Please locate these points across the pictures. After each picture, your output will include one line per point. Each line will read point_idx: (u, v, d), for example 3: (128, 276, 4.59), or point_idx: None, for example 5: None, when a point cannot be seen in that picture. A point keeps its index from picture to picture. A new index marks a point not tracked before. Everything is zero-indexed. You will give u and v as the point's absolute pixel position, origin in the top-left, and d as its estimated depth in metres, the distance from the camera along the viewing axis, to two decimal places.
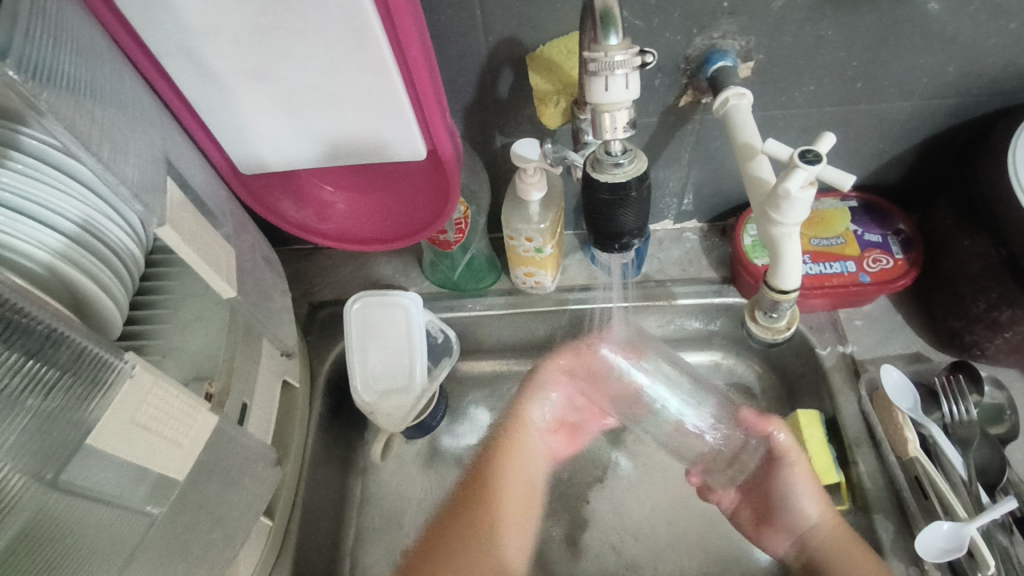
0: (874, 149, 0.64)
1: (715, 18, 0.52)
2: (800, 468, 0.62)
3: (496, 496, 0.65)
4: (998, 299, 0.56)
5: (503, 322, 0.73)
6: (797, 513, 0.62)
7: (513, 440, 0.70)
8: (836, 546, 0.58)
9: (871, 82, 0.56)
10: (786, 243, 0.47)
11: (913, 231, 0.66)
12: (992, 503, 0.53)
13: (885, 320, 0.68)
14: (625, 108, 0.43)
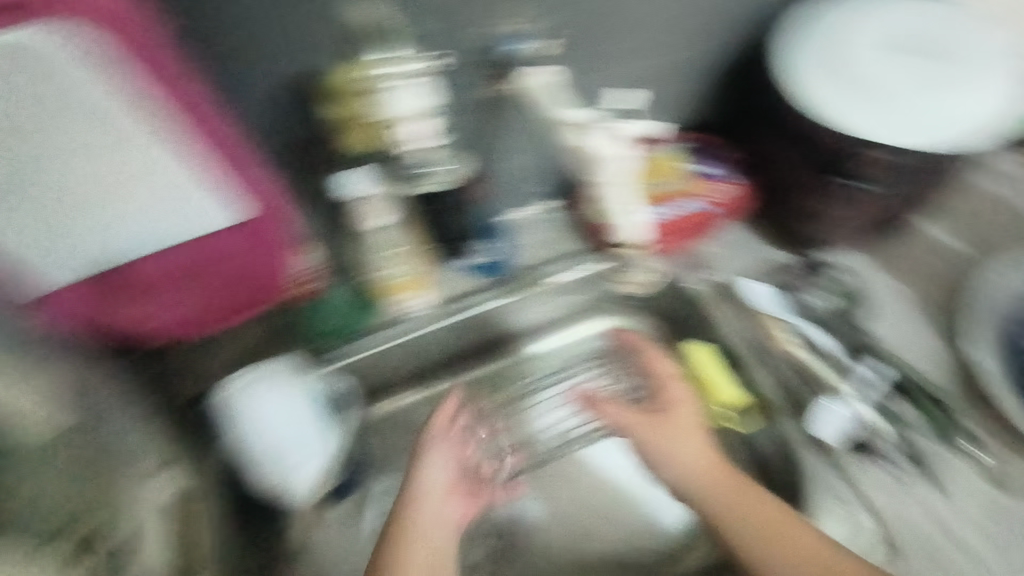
0: (684, 92, 0.68)
1: (505, 3, 0.52)
2: (685, 415, 0.60)
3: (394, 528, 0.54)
4: (810, 191, 0.62)
5: (396, 355, 0.68)
6: (673, 457, 0.57)
7: (397, 521, 0.54)
8: (714, 482, 0.54)
9: (661, 31, 0.60)
10: (609, 196, 0.64)
11: (742, 154, 0.69)
12: (856, 372, 0.61)
13: (737, 242, 0.73)
14: (428, 111, 0.53)
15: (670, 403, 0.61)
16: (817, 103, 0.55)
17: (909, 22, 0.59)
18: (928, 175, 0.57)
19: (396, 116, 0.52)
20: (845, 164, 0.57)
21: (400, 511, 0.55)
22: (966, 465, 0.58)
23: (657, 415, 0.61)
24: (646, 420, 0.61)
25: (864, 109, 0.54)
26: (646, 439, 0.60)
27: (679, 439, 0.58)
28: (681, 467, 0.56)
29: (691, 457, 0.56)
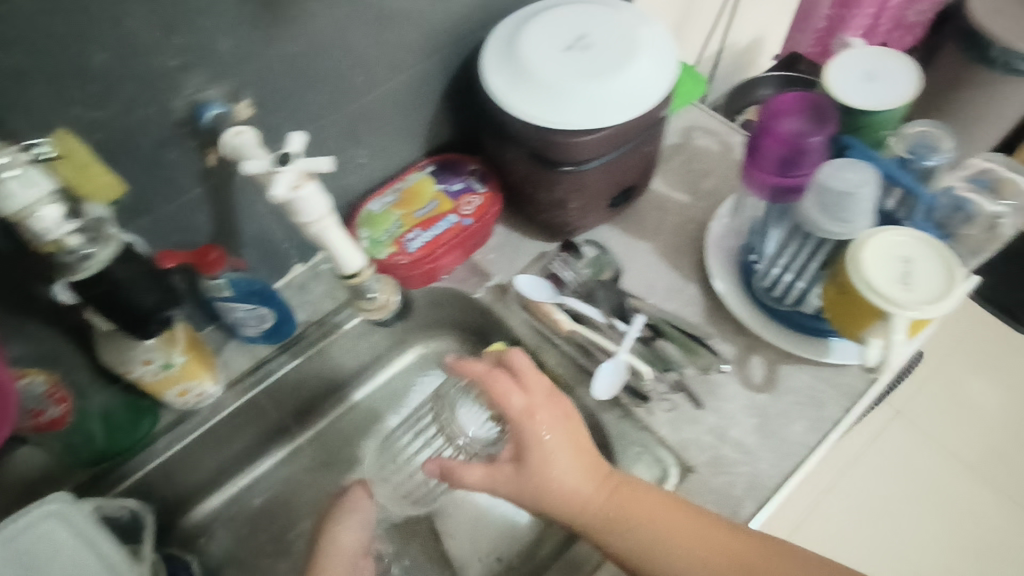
0: (412, 119, 0.72)
1: (176, 78, 0.50)
2: (553, 442, 0.52)
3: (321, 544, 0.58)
4: (551, 187, 0.67)
5: (205, 442, 0.68)
6: (558, 497, 0.52)
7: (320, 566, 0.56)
8: (611, 496, 0.52)
9: (365, 70, 0.63)
10: (326, 234, 0.54)
11: (483, 166, 0.75)
12: (629, 328, 0.64)
13: (508, 243, 0.76)
14: (47, 199, 0.44)
15: (536, 451, 0.52)
16: (514, 105, 0.61)
17: (569, 17, 0.63)
18: (624, 142, 0.64)
19: (22, 209, 0.44)
20: (559, 154, 0.63)
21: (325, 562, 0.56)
22: (732, 380, 0.64)
23: (529, 458, 0.52)
24: (523, 472, 0.52)
25: (569, 112, 0.60)
26: (523, 493, 0.52)
27: (561, 475, 0.52)
28: (565, 490, 0.52)
29: (581, 482, 0.52)
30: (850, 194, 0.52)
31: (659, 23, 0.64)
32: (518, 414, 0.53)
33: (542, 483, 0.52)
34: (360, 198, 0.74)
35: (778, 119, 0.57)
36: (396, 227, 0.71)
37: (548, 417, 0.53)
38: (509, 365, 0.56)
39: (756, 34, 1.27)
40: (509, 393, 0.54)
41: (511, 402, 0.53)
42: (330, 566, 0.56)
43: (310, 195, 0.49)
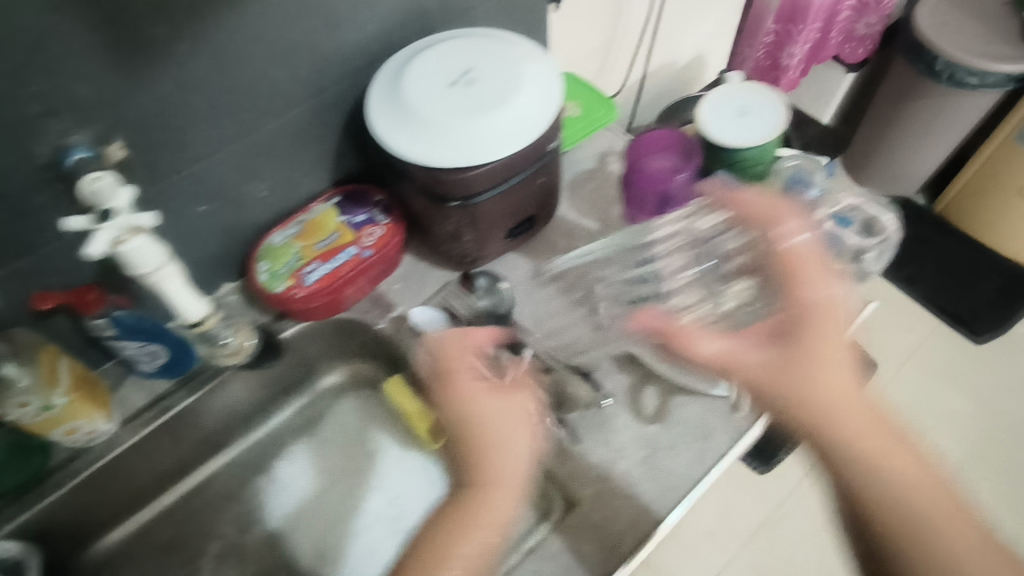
0: (313, 152, 0.71)
1: (38, 124, 0.50)
2: (829, 325, 0.48)
3: (483, 447, 0.53)
4: (443, 219, 0.66)
5: (101, 479, 0.68)
6: (813, 392, 0.47)
7: (488, 491, 0.51)
8: (832, 405, 0.47)
9: (253, 109, 0.61)
10: (164, 283, 0.57)
11: (387, 197, 0.75)
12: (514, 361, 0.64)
13: (414, 273, 0.77)
14: None
15: (812, 340, 0.48)
16: (395, 143, 0.61)
17: (457, 50, 0.63)
18: (513, 177, 0.64)
19: None
20: (446, 191, 0.62)
21: (479, 428, 0.54)
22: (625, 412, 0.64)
23: (819, 327, 0.48)
24: (791, 356, 0.48)
25: (448, 149, 0.59)
26: (782, 380, 0.48)
27: (829, 364, 0.47)
28: (835, 394, 0.47)
29: (851, 386, 0.47)
30: (706, 243, 0.57)
31: (550, 56, 0.64)
32: (807, 270, 0.50)
33: (762, 393, 0.48)
34: (263, 231, 0.74)
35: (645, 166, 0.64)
36: (296, 259, 0.71)
37: (833, 295, 0.48)
38: (766, 219, 0.53)
39: (697, 50, 1.27)
40: (782, 224, 0.52)
41: (807, 277, 0.49)
42: (495, 453, 0.53)
43: (139, 246, 0.54)
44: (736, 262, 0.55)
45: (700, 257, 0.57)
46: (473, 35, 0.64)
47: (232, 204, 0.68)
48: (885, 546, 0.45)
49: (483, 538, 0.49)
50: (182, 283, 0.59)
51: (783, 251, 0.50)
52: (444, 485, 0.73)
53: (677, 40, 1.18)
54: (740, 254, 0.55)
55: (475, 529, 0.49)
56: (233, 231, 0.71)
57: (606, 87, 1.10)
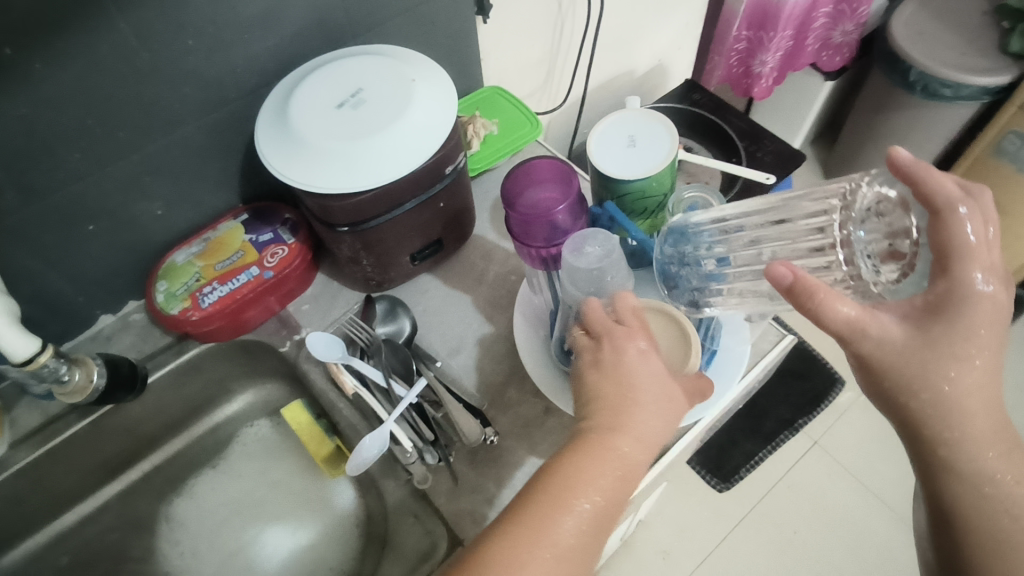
0: (215, 170, 0.70)
1: None
2: (984, 317, 0.43)
3: (628, 383, 0.47)
4: (337, 243, 0.64)
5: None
6: (936, 381, 0.45)
7: (604, 441, 0.45)
8: (966, 412, 0.45)
9: (131, 127, 0.60)
10: None
11: (296, 215, 0.73)
12: (407, 393, 0.60)
13: (325, 294, 0.74)
14: None
15: (982, 327, 0.43)
16: (276, 166, 0.58)
17: (350, 72, 0.61)
18: (407, 202, 0.62)
19: None
20: (334, 215, 0.60)
21: (624, 392, 0.47)
22: (520, 447, 0.61)
23: (993, 320, 0.43)
24: (922, 333, 0.44)
25: (328, 172, 0.57)
26: (902, 366, 0.45)
27: (963, 355, 0.44)
28: (956, 385, 0.45)
29: (970, 385, 0.45)
30: (593, 270, 0.53)
31: (445, 78, 0.62)
32: (985, 260, 0.44)
33: (922, 388, 0.45)
34: (166, 249, 0.72)
35: (524, 199, 0.58)
36: (195, 279, 0.69)
37: (994, 274, 0.44)
38: (928, 198, 0.46)
39: (657, 60, 1.23)
40: (950, 197, 0.45)
41: (978, 271, 0.44)
42: (637, 417, 0.46)
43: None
44: (873, 251, 0.44)
45: (824, 227, 0.46)
46: (368, 56, 0.63)
47: (125, 223, 0.66)
48: (957, 525, 0.48)
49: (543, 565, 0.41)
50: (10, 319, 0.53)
51: (945, 247, 0.44)
52: (348, 514, 0.71)
53: (632, 50, 1.15)
54: (912, 235, 0.44)
55: (571, 504, 0.43)
56: (131, 250, 0.69)
57: (553, 98, 1.07)
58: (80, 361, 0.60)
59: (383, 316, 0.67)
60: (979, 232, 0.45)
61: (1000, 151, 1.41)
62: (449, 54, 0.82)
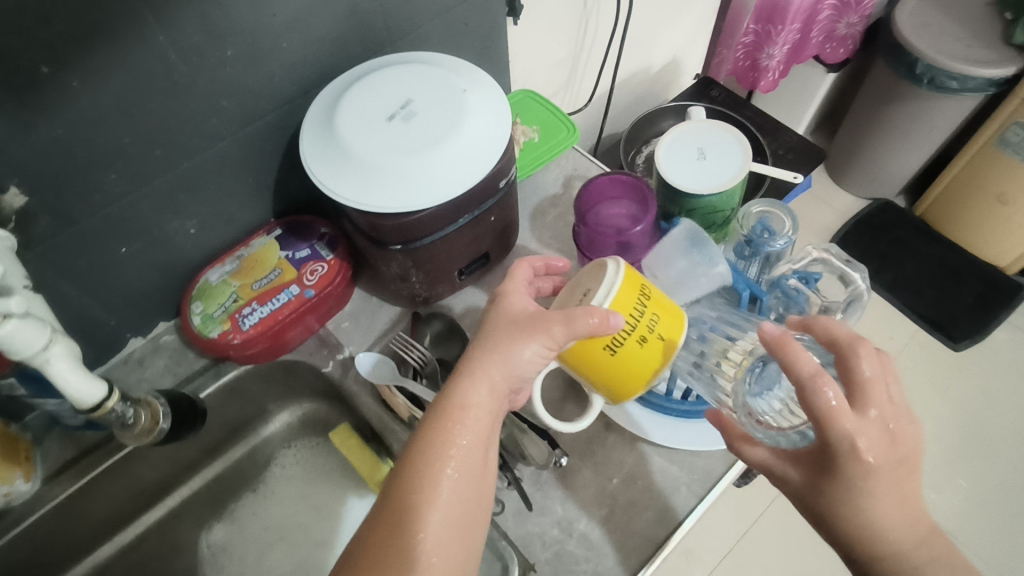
0: (250, 185, 0.67)
1: None
2: (872, 462, 0.41)
3: (487, 331, 0.50)
4: (386, 261, 0.62)
5: (29, 544, 0.63)
6: (852, 517, 0.43)
7: (455, 388, 0.47)
8: (885, 543, 0.44)
9: (169, 143, 0.57)
10: (54, 368, 0.48)
11: (334, 229, 0.71)
12: None
13: (364, 310, 0.72)
14: None
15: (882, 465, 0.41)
16: (325, 184, 0.55)
17: (397, 84, 0.59)
18: (460, 217, 0.60)
19: None
20: (387, 234, 0.58)
21: (481, 352, 0.48)
22: (585, 466, 0.61)
23: (892, 462, 0.42)
24: (825, 477, 0.43)
25: (383, 188, 0.54)
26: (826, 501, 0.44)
27: (868, 494, 0.42)
28: (868, 514, 0.43)
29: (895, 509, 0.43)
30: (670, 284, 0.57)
31: (496, 88, 0.60)
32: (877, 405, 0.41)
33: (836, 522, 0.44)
34: (199, 269, 0.69)
35: (589, 216, 0.61)
36: (232, 300, 0.67)
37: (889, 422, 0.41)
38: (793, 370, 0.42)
39: (672, 55, 1.22)
40: (811, 374, 0.41)
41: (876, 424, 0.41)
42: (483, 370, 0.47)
43: (14, 331, 0.44)
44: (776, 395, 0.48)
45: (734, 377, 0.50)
46: (414, 64, 0.60)
47: (159, 243, 0.63)
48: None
49: (426, 546, 0.43)
50: (82, 368, 0.50)
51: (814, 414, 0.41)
52: None
53: (650, 46, 1.13)
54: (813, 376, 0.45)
55: (437, 475, 0.44)
56: (164, 269, 0.66)
57: (575, 98, 1.06)
58: (144, 403, 0.58)
59: (433, 336, 0.66)
60: (873, 376, 0.42)
61: (1004, 142, 1.43)
62: (480, 57, 0.80)
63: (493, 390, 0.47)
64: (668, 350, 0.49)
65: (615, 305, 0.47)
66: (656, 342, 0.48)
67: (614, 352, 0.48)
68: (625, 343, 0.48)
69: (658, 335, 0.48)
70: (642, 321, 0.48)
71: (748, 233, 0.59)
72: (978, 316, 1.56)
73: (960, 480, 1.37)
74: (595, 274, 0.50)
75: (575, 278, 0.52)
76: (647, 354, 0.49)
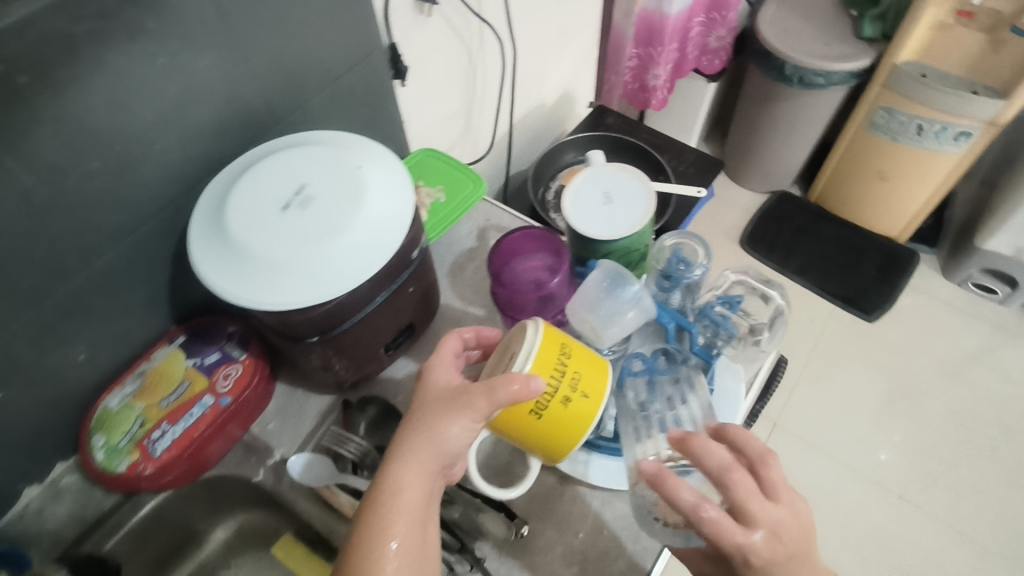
0: (141, 296, 0.61)
1: None
2: (761, 548, 0.43)
3: (416, 406, 0.46)
4: (305, 354, 0.58)
5: None
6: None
7: (385, 471, 0.43)
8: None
9: (39, 271, 0.51)
10: None
11: (243, 326, 0.66)
12: None
13: (288, 405, 0.68)
14: None
15: (782, 557, 0.44)
16: (223, 287, 0.51)
17: (286, 173, 0.56)
18: (376, 296, 0.57)
19: None
20: (300, 327, 0.54)
21: (409, 431, 0.44)
22: (547, 527, 0.59)
23: (779, 554, 0.44)
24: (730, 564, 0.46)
25: (286, 282, 0.51)
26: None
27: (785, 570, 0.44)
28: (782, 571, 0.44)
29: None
30: (606, 318, 0.55)
31: (393, 160, 0.58)
32: (757, 508, 0.44)
33: None
34: (96, 396, 0.62)
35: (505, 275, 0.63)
36: (138, 424, 0.60)
37: (764, 529, 0.44)
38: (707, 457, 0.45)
39: (563, 88, 1.25)
40: (723, 466, 0.44)
41: (755, 504, 0.44)
42: (415, 448, 0.42)
43: None
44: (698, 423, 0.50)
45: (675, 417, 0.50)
46: (303, 146, 0.58)
47: (42, 379, 0.57)
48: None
49: None
50: None
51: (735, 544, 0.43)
52: None
53: (541, 84, 1.15)
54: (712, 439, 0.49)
55: (377, 567, 0.40)
56: (53, 405, 0.59)
57: (476, 146, 1.05)
58: None
59: (364, 424, 0.63)
60: (748, 491, 0.44)
61: (874, 126, 1.55)
62: (373, 122, 0.78)
63: (430, 467, 0.42)
64: (592, 409, 0.47)
65: (534, 368, 0.45)
66: (579, 402, 0.47)
67: (540, 416, 0.46)
68: (548, 405, 0.46)
69: (581, 394, 0.47)
70: (564, 381, 0.46)
71: (667, 267, 0.62)
72: (882, 286, 1.67)
73: (899, 436, 1.45)
74: (518, 336, 0.48)
75: (504, 340, 0.50)
76: (572, 414, 0.47)
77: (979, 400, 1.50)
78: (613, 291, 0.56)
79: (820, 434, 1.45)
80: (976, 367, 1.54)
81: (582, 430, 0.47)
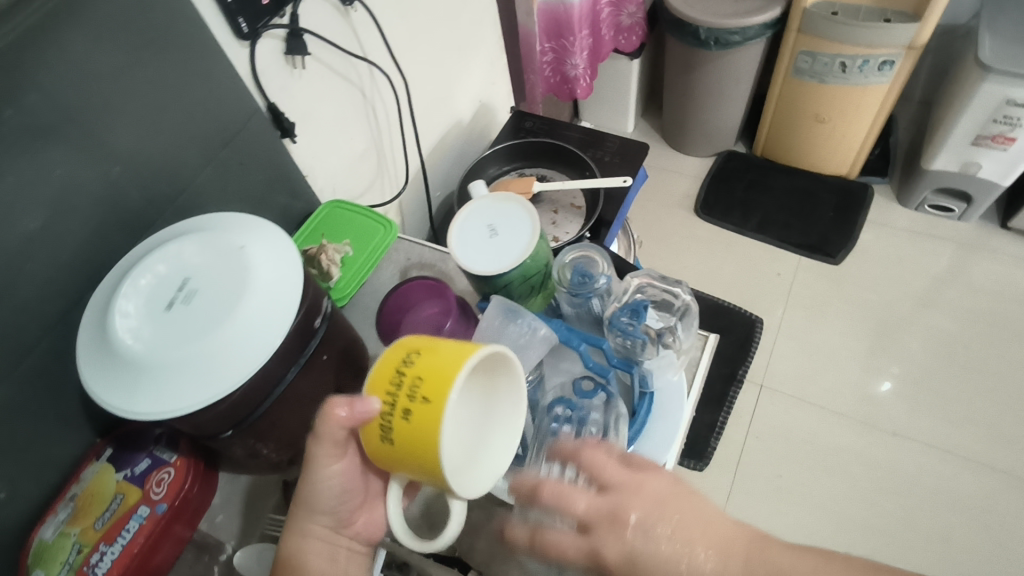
0: (54, 419, 0.59)
1: None
2: (601, 540, 0.43)
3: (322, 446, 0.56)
4: (228, 447, 0.58)
5: None
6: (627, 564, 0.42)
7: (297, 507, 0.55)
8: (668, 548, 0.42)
9: None
10: None
11: (169, 426, 0.64)
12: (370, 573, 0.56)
13: (234, 496, 0.67)
14: None
15: (639, 545, 0.42)
16: (119, 405, 0.49)
17: (166, 267, 0.54)
18: (286, 375, 0.55)
19: None
20: (213, 425, 0.53)
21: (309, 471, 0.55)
22: (510, 567, 0.58)
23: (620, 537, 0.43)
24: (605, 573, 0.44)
25: (183, 385, 0.49)
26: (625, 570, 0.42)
27: (636, 546, 0.42)
28: (636, 552, 0.42)
29: (698, 547, 0.42)
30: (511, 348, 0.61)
31: (276, 232, 0.56)
32: (580, 504, 0.44)
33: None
34: (28, 531, 0.60)
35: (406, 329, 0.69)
36: (75, 552, 0.57)
37: (606, 521, 0.43)
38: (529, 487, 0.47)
39: (478, 100, 1.23)
40: (540, 484, 0.46)
41: (575, 501, 0.44)
42: (308, 497, 0.54)
43: None
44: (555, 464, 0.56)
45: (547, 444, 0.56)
46: (181, 236, 0.56)
47: None
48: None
49: None
50: None
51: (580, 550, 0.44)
52: None
53: (453, 101, 1.14)
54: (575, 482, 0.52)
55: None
56: None
57: (396, 177, 1.03)
58: None
59: None
60: (569, 493, 0.45)
61: (799, 72, 1.54)
62: (271, 187, 0.76)
63: (321, 526, 0.55)
64: (435, 412, 0.43)
65: (374, 388, 0.47)
66: (420, 408, 0.43)
67: (391, 440, 0.45)
68: (391, 422, 0.45)
69: (418, 399, 0.43)
70: (400, 395, 0.44)
71: (570, 284, 0.69)
72: (841, 227, 1.67)
73: (893, 367, 1.44)
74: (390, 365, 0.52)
75: None
76: (416, 426, 0.43)
77: (959, 320, 1.49)
78: (508, 323, 0.63)
79: (808, 388, 1.44)
80: (949, 286, 1.54)
81: (431, 445, 0.43)
